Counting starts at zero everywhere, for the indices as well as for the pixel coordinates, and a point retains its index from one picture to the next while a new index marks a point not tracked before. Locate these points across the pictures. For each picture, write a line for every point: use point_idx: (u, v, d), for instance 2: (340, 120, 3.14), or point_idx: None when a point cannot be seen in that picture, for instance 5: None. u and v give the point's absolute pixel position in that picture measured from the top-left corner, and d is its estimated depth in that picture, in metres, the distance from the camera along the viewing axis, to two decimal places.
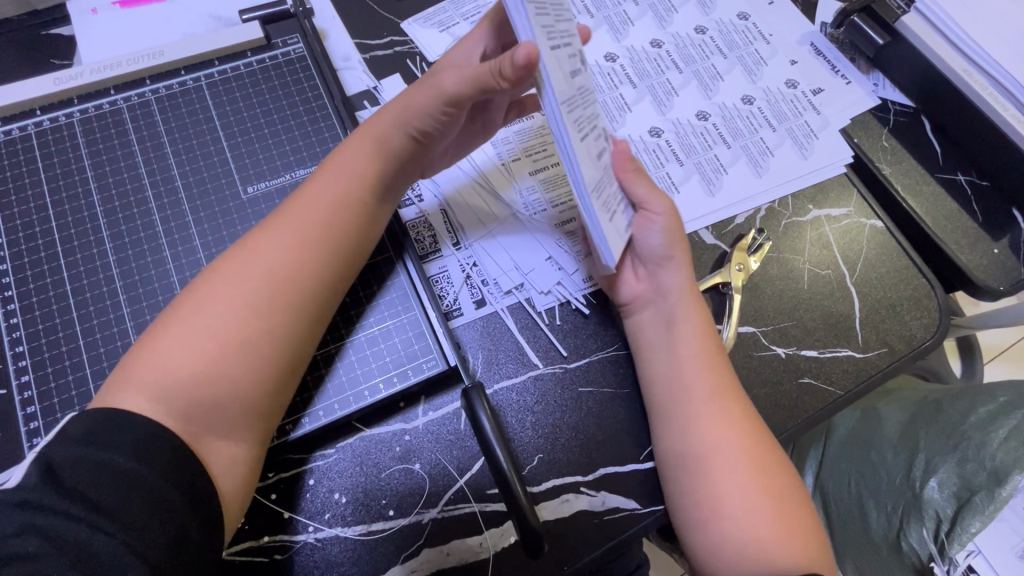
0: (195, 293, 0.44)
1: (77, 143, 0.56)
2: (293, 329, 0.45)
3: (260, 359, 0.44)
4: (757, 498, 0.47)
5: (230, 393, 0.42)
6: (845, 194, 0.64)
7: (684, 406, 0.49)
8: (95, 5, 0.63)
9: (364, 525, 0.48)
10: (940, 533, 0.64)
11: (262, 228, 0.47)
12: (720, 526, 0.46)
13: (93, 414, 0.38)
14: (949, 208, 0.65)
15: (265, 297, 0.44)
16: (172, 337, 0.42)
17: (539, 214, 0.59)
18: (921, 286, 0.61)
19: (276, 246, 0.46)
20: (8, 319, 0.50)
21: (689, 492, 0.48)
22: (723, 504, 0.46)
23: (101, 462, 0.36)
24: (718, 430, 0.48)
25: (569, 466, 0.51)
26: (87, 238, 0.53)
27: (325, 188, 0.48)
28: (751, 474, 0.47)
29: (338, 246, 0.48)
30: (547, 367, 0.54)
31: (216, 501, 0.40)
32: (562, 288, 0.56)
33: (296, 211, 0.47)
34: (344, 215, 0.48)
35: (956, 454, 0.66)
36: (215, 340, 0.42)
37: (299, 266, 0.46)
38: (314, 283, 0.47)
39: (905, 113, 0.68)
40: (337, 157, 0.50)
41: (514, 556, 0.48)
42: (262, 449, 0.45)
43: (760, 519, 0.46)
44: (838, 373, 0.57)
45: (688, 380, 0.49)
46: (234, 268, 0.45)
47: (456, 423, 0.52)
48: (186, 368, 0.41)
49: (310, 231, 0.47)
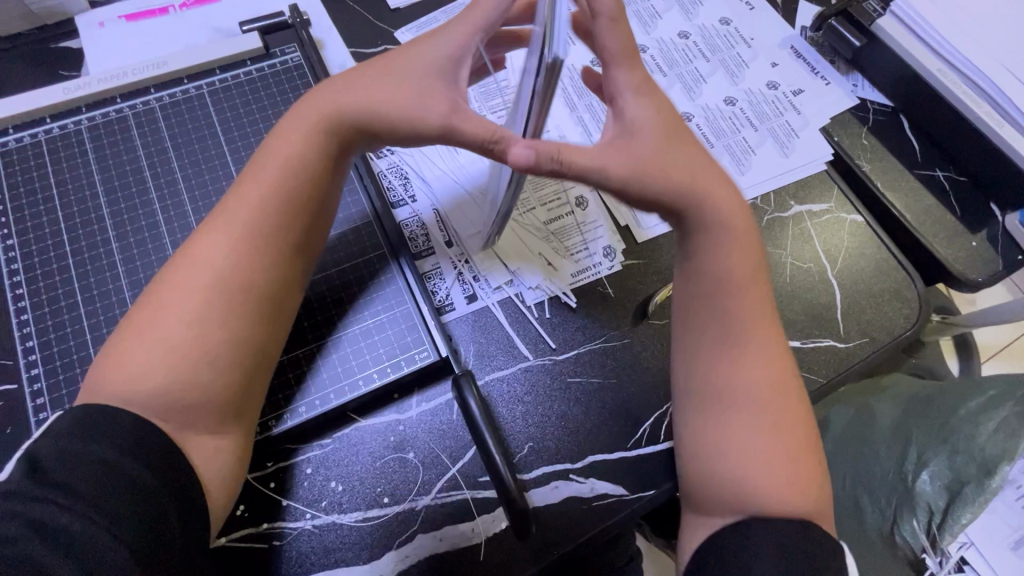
0: (147, 309, 0.42)
1: (86, 148, 0.58)
2: (257, 326, 0.44)
3: (224, 361, 0.42)
4: (772, 440, 0.46)
5: (202, 399, 0.41)
6: (826, 190, 0.66)
7: (709, 343, 0.48)
8: (103, 19, 0.66)
9: (360, 512, 0.50)
10: (932, 525, 0.60)
11: (204, 232, 0.44)
12: (727, 464, 0.45)
13: (79, 409, 0.38)
14: (928, 203, 0.67)
15: (220, 300, 0.42)
16: (131, 355, 0.40)
17: (528, 212, 0.61)
18: (900, 278, 0.63)
19: (237, 242, 0.44)
20: (19, 316, 0.53)
21: (702, 427, 0.47)
22: (734, 444, 0.46)
23: (85, 454, 0.35)
24: (745, 367, 0.47)
25: (558, 454, 0.53)
26: (95, 238, 0.55)
27: (265, 182, 0.45)
28: (768, 414, 0.46)
29: (291, 237, 0.46)
30: (536, 358, 0.56)
31: (200, 494, 0.40)
32: (550, 283, 0.58)
33: (238, 210, 0.44)
34: (298, 207, 0.46)
35: (946, 447, 0.61)
36: (174, 351, 0.40)
37: (267, 261, 0.44)
38: (268, 278, 0.44)
39: (883, 112, 0.71)
40: (271, 149, 0.46)
41: (504, 541, 0.50)
42: (245, 441, 0.45)
43: (770, 459, 0.45)
44: (820, 362, 0.59)
45: (716, 315, 0.48)
46: (200, 263, 0.43)
47: (448, 412, 0.53)
48: (151, 384, 0.40)
49: (276, 226, 0.45)
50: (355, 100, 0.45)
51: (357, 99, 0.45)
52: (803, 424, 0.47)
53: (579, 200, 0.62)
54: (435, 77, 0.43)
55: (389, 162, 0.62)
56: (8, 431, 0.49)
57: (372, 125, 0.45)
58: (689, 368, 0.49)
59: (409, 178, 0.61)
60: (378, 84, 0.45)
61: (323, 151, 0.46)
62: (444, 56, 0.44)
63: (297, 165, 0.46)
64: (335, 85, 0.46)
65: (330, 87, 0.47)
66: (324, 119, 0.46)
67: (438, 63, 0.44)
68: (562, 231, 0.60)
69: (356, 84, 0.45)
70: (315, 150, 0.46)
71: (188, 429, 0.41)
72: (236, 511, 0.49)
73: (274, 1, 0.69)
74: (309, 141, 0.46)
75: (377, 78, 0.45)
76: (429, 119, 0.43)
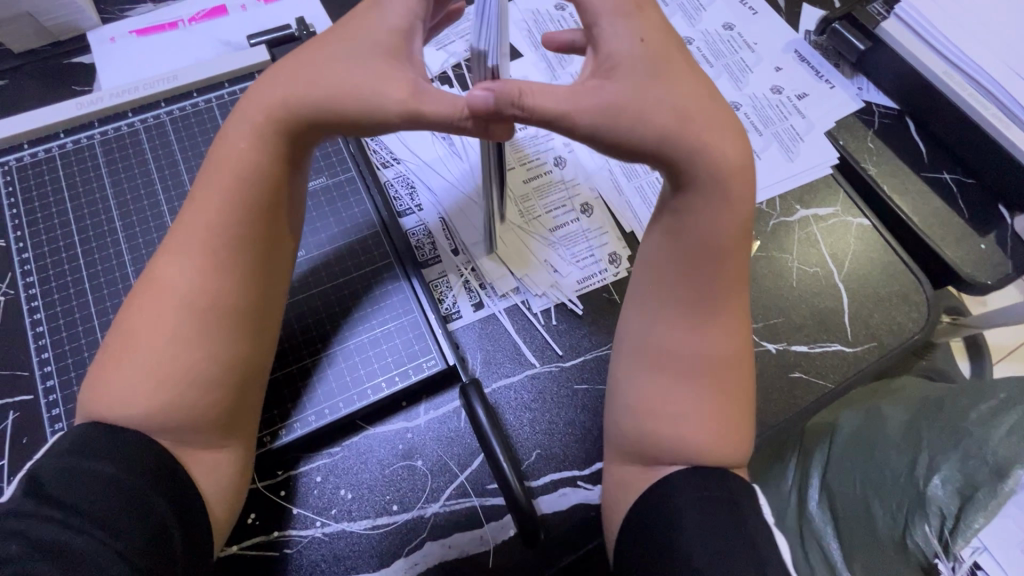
0: (120, 339, 0.41)
1: (98, 162, 0.59)
2: (239, 335, 0.43)
3: (206, 378, 0.41)
4: (715, 406, 0.45)
5: (192, 419, 0.40)
6: (831, 194, 0.66)
7: (677, 302, 0.46)
8: (115, 34, 0.67)
9: (370, 520, 0.50)
10: (945, 529, 0.58)
11: (166, 254, 0.43)
12: (664, 417, 0.45)
13: (83, 428, 0.38)
14: (936, 206, 0.67)
15: (192, 320, 0.41)
16: (112, 388, 0.40)
17: (532, 219, 0.61)
18: (908, 281, 0.62)
19: (205, 251, 0.42)
20: (34, 328, 0.54)
21: (651, 379, 0.46)
22: (677, 402, 0.45)
23: (89, 473, 0.35)
24: (708, 331, 0.46)
25: (567, 461, 0.53)
26: (107, 250, 0.56)
27: (219, 196, 0.43)
28: (716, 379, 0.45)
29: (255, 246, 0.44)
30: (544, 365, 0.56)
31: (201, 510, 0.40)
32: (556, 290, 0.58)
33: (197, 228, 0.43)
34: (261, 215, 0.44)
35: (958, 451, 0.60)
36: (152, 378, 0.40)
37: (234, 263, 0.43)
38: (240, 286, 0.43)
39: (889, 115, 0.70)
40: (223, 152, 0.44)
41: (513, 548, 0.50)
42: (245, 453, 0.45)
43: (687, 404, 0.45)
44: (828, 367, 0.59)
45: (686, 272, 0.46)
46: (172, 278, 0.42)
47: (456, 420, 0.54)
48: (136, 413, 0.39)
49: (241, 228, 0.43)
50: (302, 95, 0.41)
51: (303, 93, 0.41)
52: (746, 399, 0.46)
53: (584, 207, 0.62)
54: (389, 65, 0.40)
55: (395, 172, 0.62)
56: (25, 440, 0.50)
57: (325, 118, 0.42)
58: (651, 320, 0.48)
59: (415, 187, 0.62)
60: (328, 74, 0.41)
61: (279, 148, 0.43)
62: (396, 44, 0.41)
63: (250, 172, 0.43)
64: (274, 81, 0.43)
65: (268, 84, 0.43)
66: (271, 120, 0.42)
67: (387, 50, 0.41)
68: (566, 238, 0.61)
69: (299, 78, 0.42)
70: (269, 154, 0.43)
71: (186, 445, 0.41)
72: (247, 519, 0.50)
73: (282, 13, 0.70)
74: (257, 143, 0.43)
75: (325, 68, 0.41)
76: (392, 109, 0.39)
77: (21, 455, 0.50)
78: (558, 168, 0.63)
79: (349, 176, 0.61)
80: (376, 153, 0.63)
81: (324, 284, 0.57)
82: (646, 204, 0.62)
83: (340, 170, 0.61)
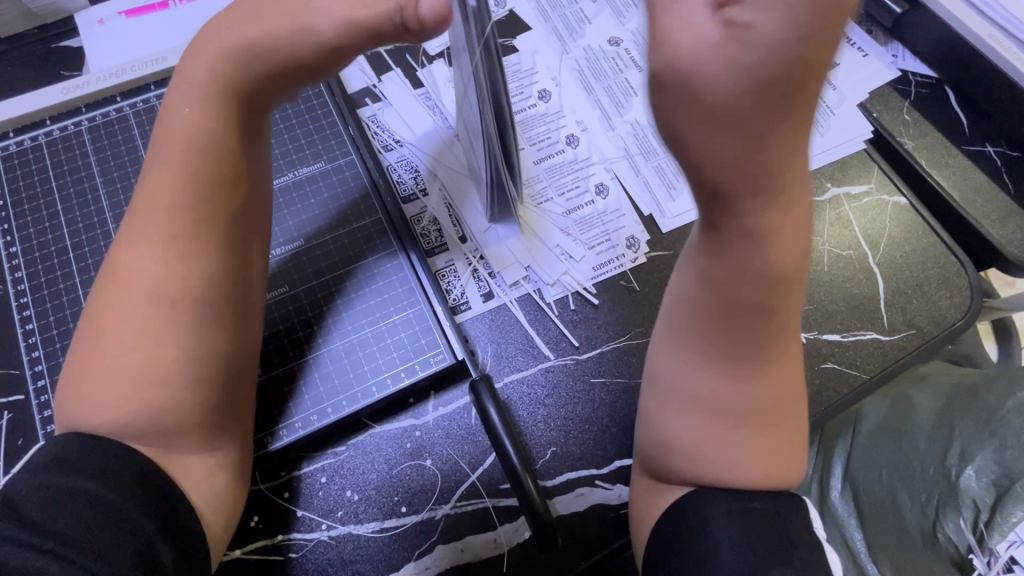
0: (94, 333, 0.39)
1: (86, 150, 0.57)
2: (212, 319, 0.40)
3: (187, 376, 0.38)
4: (744, 453, 0.39)
5: (172, 421, 0.38)
6: (865, 171, 0.62)
7: (711, 337, 0.40)
8: (104, 16, 0.64)
9: (378, 522, 0.48)
10: (979, 523, 0.53)
11: (128, 242, 0.40)
12: (692, 464, 0.40)
13: (66, 438, 0.36)
14: (978, 182, 0.62)
15: (161, 310, 0.38)
16: (90, 388, 0.37)
17: (546, 203, 0.57)
18: (950, 264, 0.58)
19: (155, 231, 0.39)
20: (24, 325, 0.52)
21: (673, 416, 0.42)
22: (703, 446, 0.40)
23: (71, 489, 0.33)
24: (741, 372, 0.40)
25: (584, 459, 0.50)
26: (98, 243, 0.54)
27: (182, 172, 0.39)
28: (756, 426, 0.40)
29: (220, 222, 0.40)
30: (558, 359, 0.53)
31: (192, 521, 0.37)
32: (570, 278, 0.55)
33: (160, 210, 0.39)
34: (217, 185, 0.40)
35: (993, 441, 0.55)
36: (129, 376, 0.37)
37: (191, 238, 0.39)
38: (208, 267, 0.39)
39: (927, 84, 0.65)
40: (167, 129, 0.40)
41: (528, 551, 0.48)
42: (240, 457, 0.43)
43: (717, 432, 0.40)
44: (864, 356, 0.55)
45: (738, 316, 0.38)
46: (135, 267, 0.39)
47: (467, 417, 0.51)
48: (116, 415, 0.37)
49: (190, 199, 0.39)
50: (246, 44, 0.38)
51: (259, 41, 0.38)
52: (791, 449, 0.41)
53: (599, 188, 0.58)
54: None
55: (397, 155, 0.59)
56: (21, 441, 0.49)
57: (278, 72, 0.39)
58: (669, 354, 0.43)
59: (419, 170, 0.58)
60: (271, 21, 0.38)
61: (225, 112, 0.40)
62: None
63: (198, 138, 0.39)
64: (228, 35, 0.39)
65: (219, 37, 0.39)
66: (228, 82, 0.39)
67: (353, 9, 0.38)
68: (584, 220, 0.57)
69: (255, 28, 0.38)
70: (210, 113, 0.39)
71: (174, 451, 0.38)
72: (250, 522, 0.48)
73: None
74: (198, 108, 0.39)
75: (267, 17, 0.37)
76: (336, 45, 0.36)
77: (19, 455, 0.49)
78: (571, 148, 0.59)
79: (348, 159, 0.58)
80: (377, 133, 0.60)
81: (324, 275, 0.54)
82: (665, 185, 0.58)
83: (339, 154, 0.58)
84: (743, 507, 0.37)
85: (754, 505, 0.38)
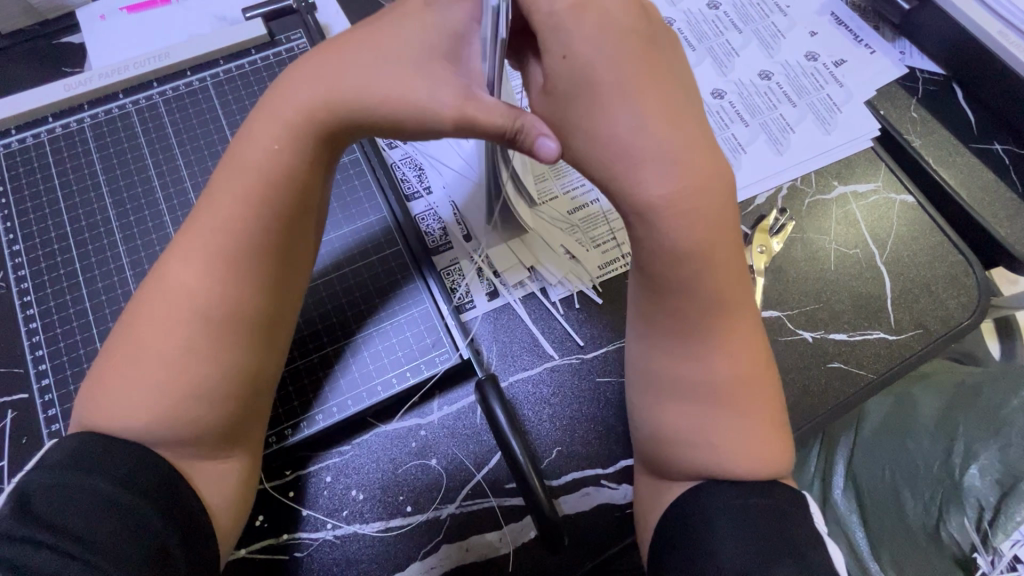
0: (128, 333, 0.38)
1: (89, 148, 0.56)
2: (253, 347, 0.39)
3: (214, 394, 0.38)
4: (726, 437, 0.39)
5: (192, 434, 0.37)
6: (872, 168, 0.61)
7: (671, 327, 0.40)
8: (104, 11, 0.63)
9: (383, 522, 0.48)
10: (984, 521, 0.53)
11: (177, 248, 0.38)
12: (673, 452, 0.41)
13: (79, 436, 0.35)
14: (986, 180, 0.62)
15: (204, 329, 0.37)
16: (118, 390, 0.37)
17: (549, 201, 0.57)
18: (958, 263, 0.57)
19: (210, 250, 0.38)
20: (27, 324, 0.51)
21: (655, 407, 0.43)
22: (684, 433, 0.41)
23: (80, 489, 0.33)
24: (708, 356, 0.40)
25: (589, 459, 0.50)
26: (101, 242, 0.54)
27: (245, 194, 0.38)
28: (728, 405, 0.40)
29: (278, 256, 0.40)
30: (562, 358, 0.52)
31: (202, 519, 0.37)
32: (573, 277, 0.55)
33: (216, 228, 0.38)
34: (284, 221, 0.39)
35: (998, 440, 0.55)
36: (158, 384, 0.36)
37: (248, 269, 0.38)
38: (258, 299, 0.39)
39: (934, 82, 0.64)
40: (241, 145, 0.38)
41: (534, 549, 0.48)
42: (252, 459, 0.42)
43: (699, 419, 0.40)
44: (870, 356, 0.55)
45: (692, 303, 0.38)
46: (180, 278, 0.38)
47: (472, 416, 0.51)
48: (144, 422, 0.36)
49: (254, 231, 0.38)
50: (344, 92, 0.36)
51: (357, 95, 0.36)
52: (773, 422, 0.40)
53: None
54: (448, 78, 0.36)
55: (402, 153, 0.58)
56: (25, 440, 0.49)
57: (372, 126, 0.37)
58: (644, 343, 0.43)
59: (424, 169, 0.58)
60: (375, 70, 0.36)
61: (311, 153, 0.38)
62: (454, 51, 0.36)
63: (272, 170, 0.38)
64: (321, 75, 0.37)
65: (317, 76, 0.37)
66: (315, 122, 0.37)
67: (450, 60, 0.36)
68: (588, 219, 0.57)
69: (352, 75, 0.36)
70: (294, 150, 0.38)
71: (188, 454, 0.38)
72: (255, 522, 0.48)
73: None
74: (282, 141, 0.38)
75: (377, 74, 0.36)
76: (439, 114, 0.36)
77: (24, 454, 0.49)
78: None
79: (353, 157, 0.58)
80: None
81: (330, 275, 0.54)
82: None
83: (344, 152, 0.58)
84: (748, 502, 0.37)
85: (762, 501, 0.37)
